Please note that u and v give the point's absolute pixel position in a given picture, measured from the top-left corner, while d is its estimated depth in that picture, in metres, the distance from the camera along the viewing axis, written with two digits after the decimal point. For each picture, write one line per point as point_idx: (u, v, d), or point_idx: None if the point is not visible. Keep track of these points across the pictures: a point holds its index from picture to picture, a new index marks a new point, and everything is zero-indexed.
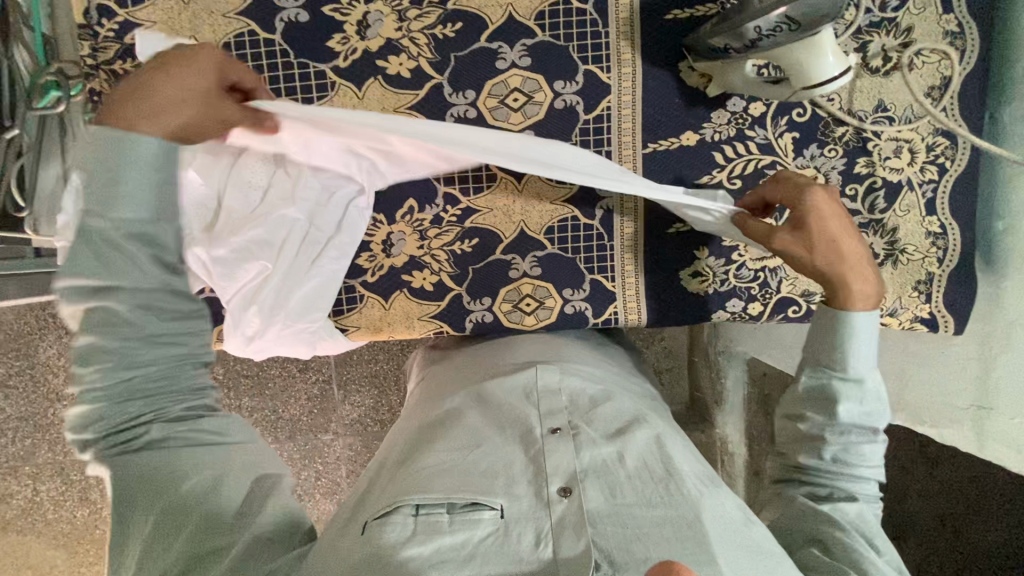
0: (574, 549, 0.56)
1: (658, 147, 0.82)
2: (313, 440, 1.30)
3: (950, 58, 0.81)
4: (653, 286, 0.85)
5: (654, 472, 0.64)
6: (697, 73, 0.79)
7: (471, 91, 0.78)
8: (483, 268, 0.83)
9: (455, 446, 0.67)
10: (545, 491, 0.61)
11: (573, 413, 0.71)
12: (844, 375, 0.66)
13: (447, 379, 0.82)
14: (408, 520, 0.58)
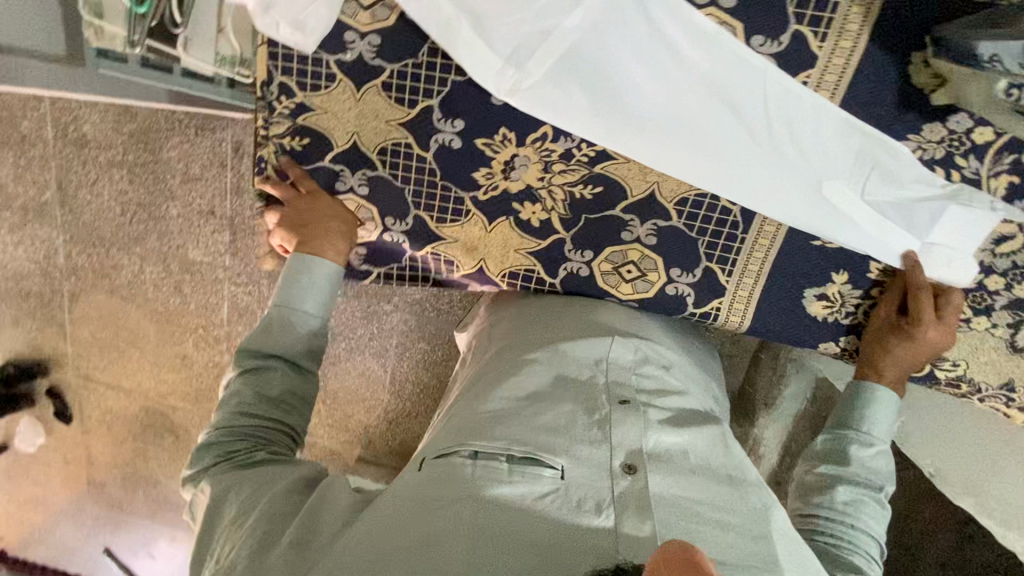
0: (641, 533, 0.52)
1: (842, 145, 0.69)
2: (375, 305, 1.35)
3: None
4: (768, 295, 0.78)
5: (716, 472, 0.62)
6: (930, 71, 0.65)
7: (652, 20, 0.67)
8: (597, 221, 0.78)
9: (518, 397, 0.67)
10: (612, 466, 0.59)
11: (639, 391, 0.69)
12: (861, 435, 0.74)
13: (523, 330, 0.80)
14: (467, 463, 0.58)
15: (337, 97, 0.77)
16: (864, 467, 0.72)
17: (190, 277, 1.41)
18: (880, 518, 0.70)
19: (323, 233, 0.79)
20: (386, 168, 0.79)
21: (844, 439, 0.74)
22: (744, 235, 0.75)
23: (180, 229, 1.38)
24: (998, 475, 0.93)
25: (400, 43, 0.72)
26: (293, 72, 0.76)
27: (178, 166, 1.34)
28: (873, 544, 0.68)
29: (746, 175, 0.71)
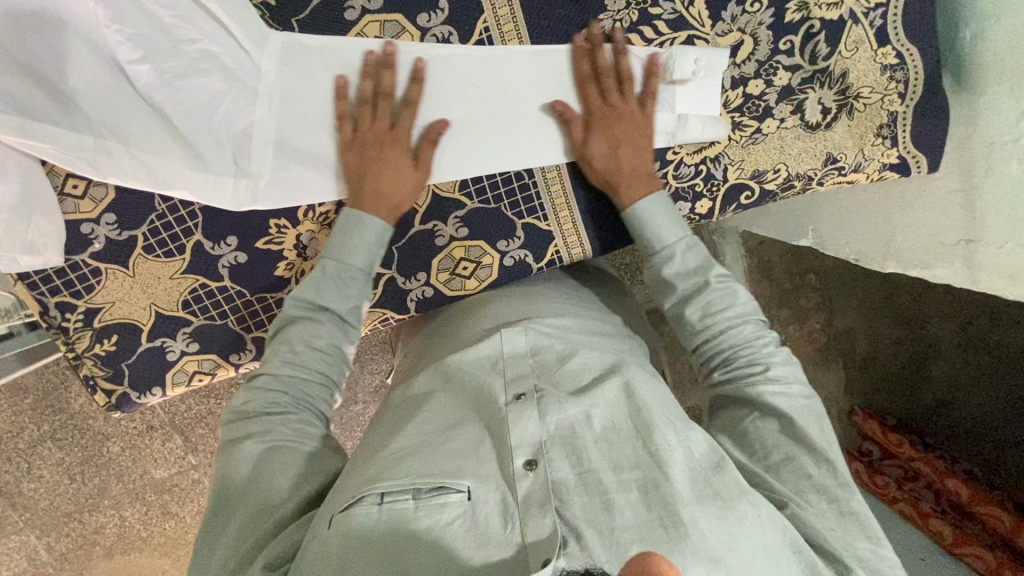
0: (545, 533, 0.48)
1: (555, 67, 0.73)
2: (346, 413, 1.26)
3: None
4: (591, 213, 0.79)
5: (621, 432, 0.55)
6: None
7: (330, 55, 0.70)
8: (408, 243, 0.78)
9: (426, 428, 0.59)
10: (510, 470, 0.53)
11: (541, 375, 0.62)
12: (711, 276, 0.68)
13: (416, 365, 0.74)
14: (376, 512, 0.50)
15: (114, 286, 0.75)
16: (689, 276, 0.69)
17: (169, 497, 1.30)
18: (740, 305, 0.67)
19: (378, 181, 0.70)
20: (201, 317, 0.78)
21: (658, 269, 0.71)
22: (532, 178, 0.77)
23: (134, 459, 1.27)
24: (897, 226, 0.90)
25: (134, 207, 0.72)
26: (64, 283, 0.75)
27: (91, 408, 1.24)
28: (747, 336, 0.66)
29: (496, 136, 0.75)
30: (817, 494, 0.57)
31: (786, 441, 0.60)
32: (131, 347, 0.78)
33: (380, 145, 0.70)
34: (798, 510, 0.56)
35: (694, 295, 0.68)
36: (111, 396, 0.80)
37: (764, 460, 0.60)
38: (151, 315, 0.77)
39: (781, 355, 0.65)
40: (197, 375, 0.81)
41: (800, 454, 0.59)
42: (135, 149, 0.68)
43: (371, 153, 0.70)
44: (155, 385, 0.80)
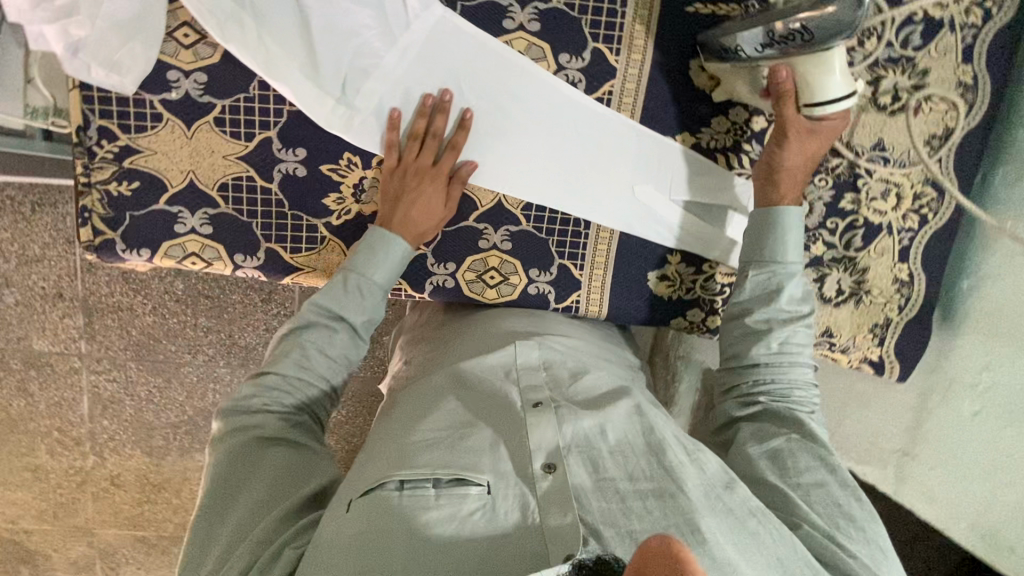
0: (566, 528, 0.54)
1: (649, 149, 0.80)
2: None
3: (957, 110, 0.81)
4: (620, 282, 0.85)
5: (633, 446, 0.63)
6: (707, 74, 0.78)
7: (475, 44, 0.74)
8: (454, 232, 0.81)
9: (443, 425, 0.65)
10: (530, 469, 0.59)
11: (554, 391, 0.70)
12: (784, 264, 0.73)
13: (426, 365, 0.80)
14: (398, 495, 0.57)
15: (166, 138, 0.74)
16: (796, 304, 0.73)
17: (33, 374, 1.20)
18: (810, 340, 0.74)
19: (407, 206, 0.74)
20: (229, 206, 0.77)
21: (768, 275, 0.74)
22: (587, 230, 0.82)
23: (20, 320, 1.17)
24: (849, 415, 1.00)
25: (228, 79, 0.73)
26: (117, 113, 0.72)
27: (6, 249, 1.12)
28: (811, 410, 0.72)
29: (575, 181, 0.81)
30: (847, 522, 0.62)
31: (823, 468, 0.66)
32: (148, 201, 0.76)
33: (412, 177, 0.75)
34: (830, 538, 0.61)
35: (789, 316, 0.73)
36: (98, 237, 0.75)
37: (801, 489, 0.65)
38: (184, 182, 0.75)
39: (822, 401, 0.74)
40: (192, 258, 0.78)
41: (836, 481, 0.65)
42: (266, 34, 0.71)
43: (417, 188, 0.74)
44: (149, 248, 0.77)
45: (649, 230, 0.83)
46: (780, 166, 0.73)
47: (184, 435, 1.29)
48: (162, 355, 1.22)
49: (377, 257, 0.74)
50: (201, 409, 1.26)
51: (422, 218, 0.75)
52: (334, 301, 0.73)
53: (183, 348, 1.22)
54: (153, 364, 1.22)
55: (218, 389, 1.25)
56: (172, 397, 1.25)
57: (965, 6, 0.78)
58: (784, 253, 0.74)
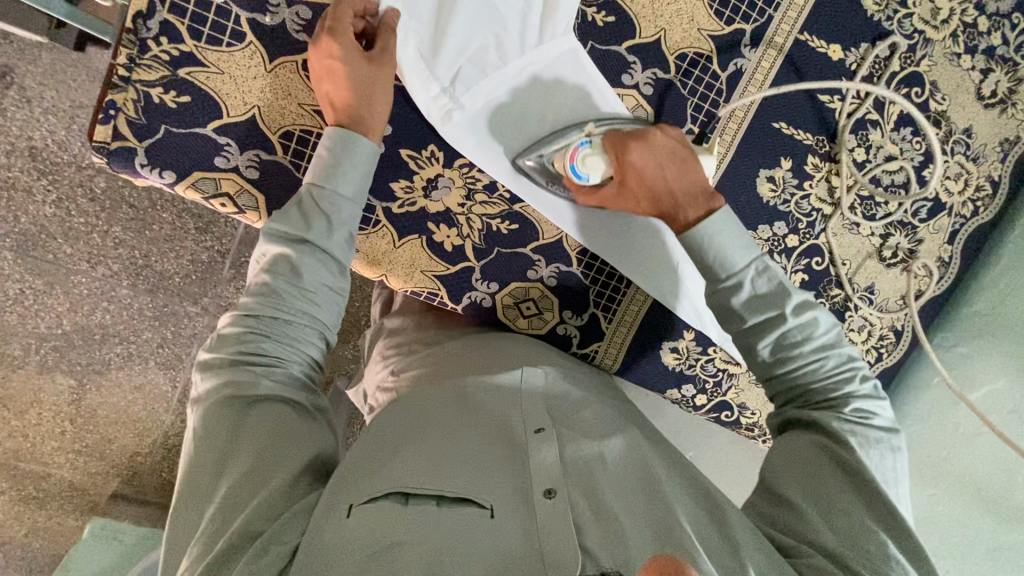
0: (564, 551, 0.54)
1: None
2: (177, 306, 1.30)
3: (931, 279, 0.96)
4: (637, 344, 0.89)
5: (630, 479, 0.65)
6: (768, 185, 0.85)
7: (588, 83, 0.73)
8: (508, 255, 0.79)
9: (446, 440, 0.65)
10: (531, 493, 0.60)
11: (556, 418, 0.71)
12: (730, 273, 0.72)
13: (434, 376, 0.79)
14: (400, 506, 0.57)
15: (240, 61, 0.64)
16: (760, 312, 0.72)
17: None
18: (824, 334, 0.73)
19: (350, 99, 0.65)
20: (286, 156, 0.68)
21: (725, 296, 0.73)
22: (625, 288, 0.85)
23: None
24: None
25: None
26: (193, 15, 0.62)
27: None
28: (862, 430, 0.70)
29: (627, 240, 0.82)
30: (871, 546, 0.63)
31: (842, 483, 0.67)
32: (192, 121, 0.65)
33: (330, 65, 0.64)
34: (844, 557, 0.62)
35: (771, 319, 0.71)
36: (116, 141, 0.64)
37: (822, 508, 0.66)
38: (245, 114, 0.66)
39: (866, 388, 0.73)
40: (223, 198, 0.68)
41: (858, 499, 0.66)
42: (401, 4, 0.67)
43: (346, 77, 0.64)
44: (175, 171, 0.66)
45: (676, 306, 0.86)
46: (661, 188, 0.72)
47: (49, 349, 1.30)
48: (53, 256, 1.24)
49: (342, 162, 0.66)
50: (80, 327, 1.30)
51: (371, 102, 0.66)
52: (297, 226, 0.66)
53: (82, 254, 1.25)
54: (36, 263, 1.24)
55: (110, 310, 1.29)
56: (49, 305, 1.28)
57: (963, 198, 0.94)
58: (721, 267, 0.72)
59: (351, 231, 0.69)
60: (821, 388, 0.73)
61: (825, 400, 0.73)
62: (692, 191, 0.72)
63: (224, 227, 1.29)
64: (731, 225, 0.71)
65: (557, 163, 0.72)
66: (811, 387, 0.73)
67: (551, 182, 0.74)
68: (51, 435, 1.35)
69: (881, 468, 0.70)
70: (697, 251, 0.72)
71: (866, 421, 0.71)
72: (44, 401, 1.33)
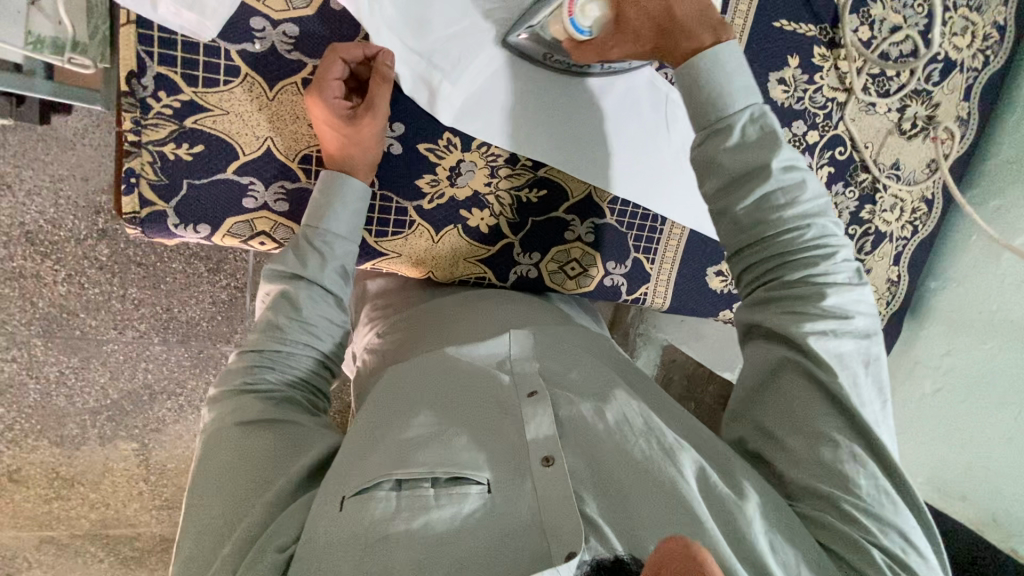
0: (570, 525, 0.50)
1: None
2: (212, 348, 1.24)
3: (953, 139, 0.95)
4: (682, 277, 0.90)
5: (635, 425, 0.58)
6: (781, 87, 0.85)
7: None
8: (543, 222, 0.79)
9: (432, 416, 0.60)
10: (528, 463, 0.56)
11: (549, 377, 0.65)
12: (721, 115, 0.63)
13: (404, 348, 0.73)
14: (393, 498, 0.52)
15: (241, 97, 0.63)
16: (744, 162, 0.63)
17: None
18: (809, 203, 0.63)
19: (355, 149, 0.65)
20: (310, 181, 0.68)
21: (712, 145, 0.64)
22: (662, 227, 0.85)
23: None
24: None
25: (319, 38, 0.63)
26: (185, 66, 0.61)
27: None
28: (851, 346, 0.60)
29: (651, 182, 0.80)
30: (873, 490, 0.55)
31: (814, 394, 0.59)
32: (210, 168, 0.65)
33: (340, 117, 0.63)
34: (835, 496, 0.55)
35: (749, 180, 0.63)
36: (144, 208, 0.63)
37: (816, 440, 0.58)
38: (259, 150, 0.65)
39: (845, 278, 0.62)
40: (261, 237, 0.68)
41: (838, 417, 0.58)
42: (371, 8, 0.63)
43: (353, 128, 0.63)
44: (205, 221, 0.66)
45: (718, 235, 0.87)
46: (663, 17, 0.65)
47: (105, 422, 1.23)
48: (79, 331, 1.17)
49: (331, 204, 0.66)
50: (129, 393, 1.23)
51: (367, 151, 0.66)
52: (292, 264, 0.66)
53: (108, 322, 1.18)
54: (67, 342, 1.17)
55: (151, 369, 1.23)
56: (91, 379, 1.21)
57: (973, 51, 0.92)
58: (716, 104, 0.63)
59: (345, 267, 0.69)
60: (791, 267, 0.63)
61: (795, 285, 0.62)
62: (696, 16, 0.65)
63: (236, 260, 1.23)
64: (733, 56, 0.64)
65: (554, 25, 0.67)
66: (784, 271, 0.63)
67: (548, 52, 0.69)
68: (132, 498, 1.29)
69: (864, 378, 0.60)
70: (689, 84, 0.64)
71: (842, 320, 0.61)
72: (115, 468, 1.27)
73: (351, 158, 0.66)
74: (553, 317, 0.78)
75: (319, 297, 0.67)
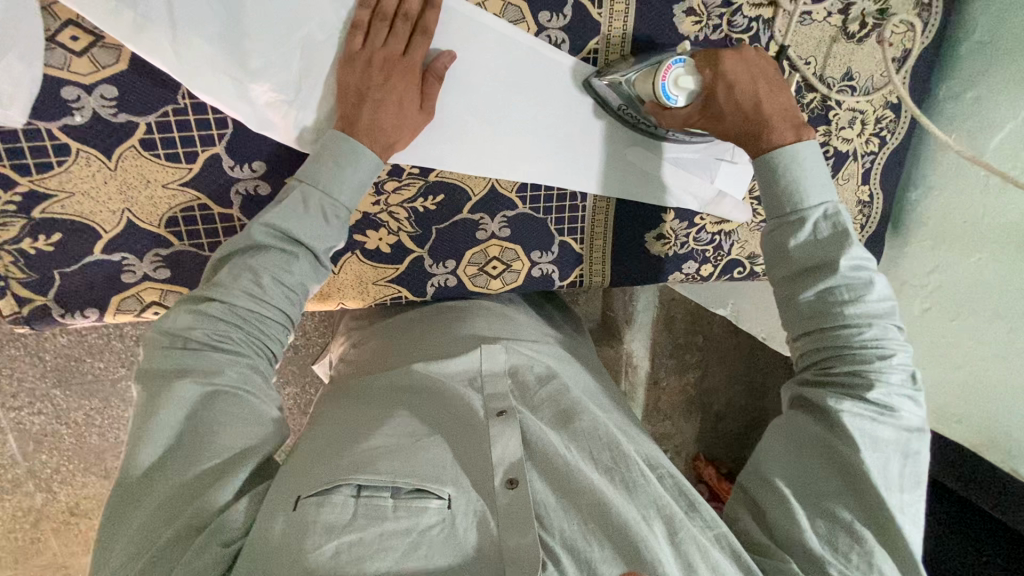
0: (529, 550, 0.51)
1: None
2: None
3: (914, 30, 0.83)
4: (618, 250, 0.83)
5: (599, 462, 0.60)
6: (690, 19, 0.74)
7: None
8: (448, 228, 0.74)
9: (400, 430, 0.59)
10: (492, 485, 0.56)
11: (518, 398, 0.65)
12: (797, 210, 0.66)
13: (372, 373, 0.73)
14: (350, 504, 0.51)
15: (81, 173, 0.60)
16: (812, 256, 0.65)
17: None
18: (873, 305, 0.64)
19: (387, 135, 0.61)
20: (185, 242, 0.65)
21: (783, 232, 0.66)
22: (584, 204, 0.78)
23: None
24: None
25: (142, 93, 0.58)
26: (15, 154, 0.58)
27: None
28: (889, 435, 0.62)
29: (556, 159, 0.74)
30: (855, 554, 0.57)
31: (838, 473, 0.61)
32: (77, 252, 0.62)
33: (397, 100, 0.60)
34: (830, 564, 0.57)
35: (818, 271, 0.64)
36: (27, 306, 0.63)
37: (827, 513, 0.60)
38: (120, 223, 0.62)
39: (899, 380, 0.63)
40: (153, 308, 0.66)
41: (852, 493, 0.60)
42: (182, 55, 0.56)
43: (400, 119, 0.61)
44: (90, 304, 0.64)
45: (647, 198, 0.80)
46: (761, 107, 0.67)
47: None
48: (92, 375, 1.18)
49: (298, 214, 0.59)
50: None
51: (395, 139, 0.62)
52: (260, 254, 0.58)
53: (114, 362, 1.18)
54: (84, 387, 1.19)
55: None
56: (115, 415, 1.22)
57: None
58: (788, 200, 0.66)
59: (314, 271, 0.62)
60: (839, 358, 0.64)
61: (840, 376, 0.64)
62: (786, 118, 0.68)
63: None
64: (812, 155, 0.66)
65: (643, 82, 0.68)
66: (835, 361, 0.64)
67: (623, 103, 0.72)
68: None
69: (898, 469, 0.61)
70: (768, 179, 0.67)
71: (885, 412, 0.62)
72: None
73: (380, 138, 0.61)
74: (515, 334, 0.75)
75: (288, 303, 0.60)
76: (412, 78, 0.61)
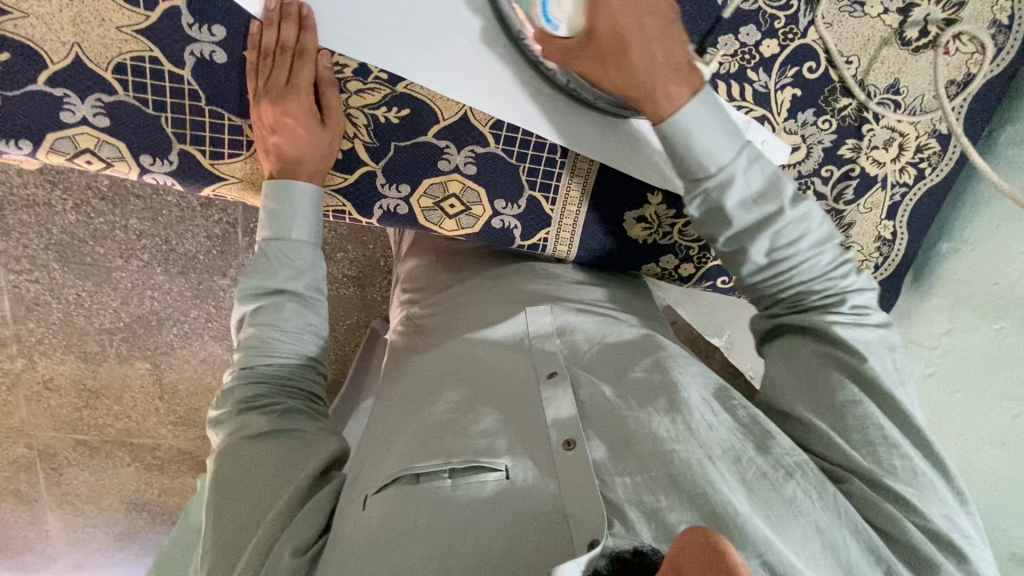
0: (591, 512, 0.49)
1: None
2: (208, 281, 1.22)
3: (983, 53, 0.72)
4: (593, 222, 0.76)
5: (661, 405, 0.56)
6: None
7: None
8: (409, 149, 0.69)
9: (451, 402, 0.60)
10: (548, 445, 0.54)
11: (572, 359, 0.64)
12: (718, 171, 0.62)
13: (443, 331, 0.75)
14: (410, 488, 0.53)
15: None
16: (757, 210, 0.63)
17: None
18: (820, 228, 0.64)
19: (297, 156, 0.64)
20: (129, 93, 0.62)
21: (712, 194, 0.63)
22: (563, 159, 0.71)
23: None
24: None
25: None
26: None
27: None
28: (880, 336, 0.62)
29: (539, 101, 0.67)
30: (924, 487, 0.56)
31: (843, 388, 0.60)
32: (21, 79, 0.60)
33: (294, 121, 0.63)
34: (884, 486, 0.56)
35: (765, 221, 0.63)
36: None
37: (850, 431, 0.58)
38: (67, 58, 0.60)
39: (859, 280, 0.65)
40: (86, 155, 0.64)
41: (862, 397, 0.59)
42: None
43: (302, 147, 0.64)
44: (25, 137, 0.62)
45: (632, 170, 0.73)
46: (627, 54, 0.60)
47: (120, 339, 1.27)
48: (90, 258, 1.19)
49: (289, 212, 0.66)
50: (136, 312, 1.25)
51: (313, 163, 0.66)
52: (265, 279, 0.67)
53: (114, 250, 1.20)
54: (76, 265, 1.20)
55: (154, 295, 1.24)
56: (105, 301, 1.24)
57: None
58: (707, 162, 0.62)
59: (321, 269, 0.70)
60: (807, 291, 0.65)
61: (817, 303, 0.65)
62: (668, 68, 0.61)
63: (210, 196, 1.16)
64: (714, 107, 0.62)
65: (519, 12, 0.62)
66: (798, 291, 0.65)
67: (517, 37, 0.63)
68: (145, 415, 1.35)
69: (890, 362, 0.61)
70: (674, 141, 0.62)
71: (860, 317, 0.63)
72: (131, 389, 1.33)
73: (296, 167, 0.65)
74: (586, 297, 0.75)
75: (305, 303, 0.68)
76: (304, 100, 0.63)
